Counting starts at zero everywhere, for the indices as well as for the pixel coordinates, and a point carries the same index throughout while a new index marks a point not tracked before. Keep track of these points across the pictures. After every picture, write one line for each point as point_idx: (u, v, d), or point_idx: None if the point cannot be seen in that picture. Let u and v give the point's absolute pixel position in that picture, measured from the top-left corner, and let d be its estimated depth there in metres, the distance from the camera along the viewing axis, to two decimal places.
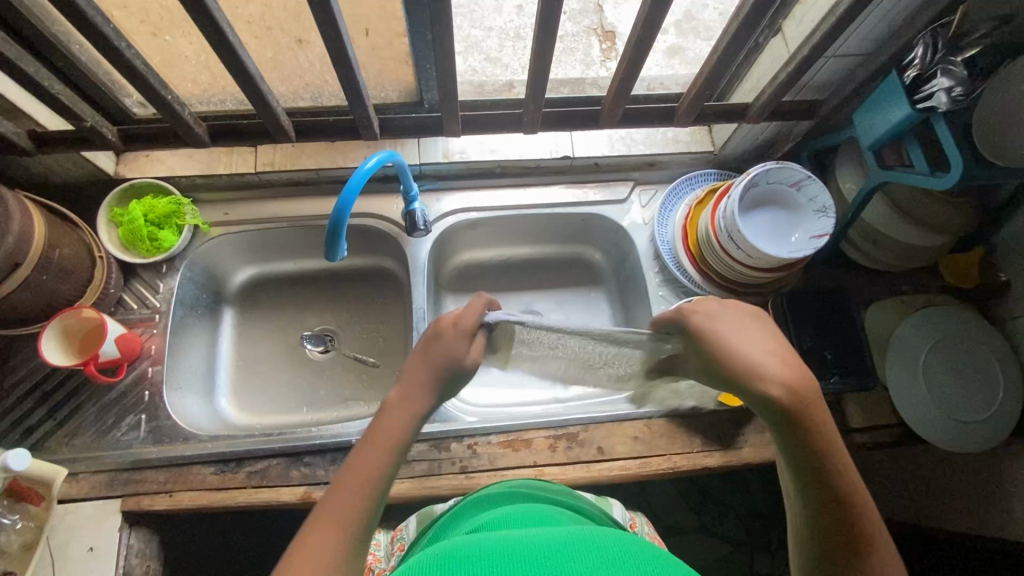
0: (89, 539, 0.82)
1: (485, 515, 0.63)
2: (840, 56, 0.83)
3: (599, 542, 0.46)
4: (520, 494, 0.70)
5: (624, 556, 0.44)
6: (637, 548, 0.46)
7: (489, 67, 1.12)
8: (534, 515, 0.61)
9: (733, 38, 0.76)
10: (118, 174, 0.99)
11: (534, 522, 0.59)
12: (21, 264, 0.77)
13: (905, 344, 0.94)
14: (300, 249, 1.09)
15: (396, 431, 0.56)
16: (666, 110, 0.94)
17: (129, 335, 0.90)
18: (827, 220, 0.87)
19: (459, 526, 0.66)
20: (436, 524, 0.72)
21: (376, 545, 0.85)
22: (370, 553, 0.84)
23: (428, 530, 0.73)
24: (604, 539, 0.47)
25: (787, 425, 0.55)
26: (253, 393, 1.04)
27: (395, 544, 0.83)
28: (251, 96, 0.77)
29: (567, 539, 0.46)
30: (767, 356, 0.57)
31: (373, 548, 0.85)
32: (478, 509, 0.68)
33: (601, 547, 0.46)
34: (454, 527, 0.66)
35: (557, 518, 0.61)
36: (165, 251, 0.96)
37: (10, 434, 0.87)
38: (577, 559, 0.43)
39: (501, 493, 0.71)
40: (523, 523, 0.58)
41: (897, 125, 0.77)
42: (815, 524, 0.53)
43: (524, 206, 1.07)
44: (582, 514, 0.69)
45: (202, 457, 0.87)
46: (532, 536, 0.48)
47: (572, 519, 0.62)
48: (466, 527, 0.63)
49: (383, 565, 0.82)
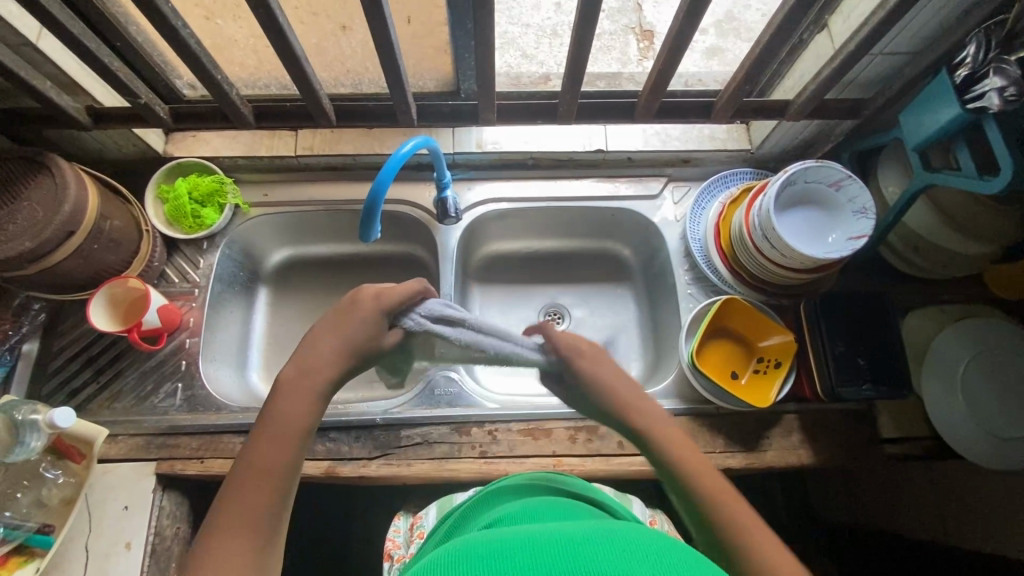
0: (123, 498, 0.86)
1: (502, 509, 0.63)
2: (889, 53, 0.81)
3: (616, 536, 0.46)
4: (540, 485, 0.70)
5: (642, 548, 0.44)
6: (658, 543, 0.45)
7: (524, 63, 1.13)
8: (556, 509, 0.61)
9: (776, 32, 0.75)
10: (166, 152, 1.03)
11: (552, 517, 0.59)
12: (74, 233, 0.81)
13: (943, 354, 0.92)
14: (333, 233, 1.12)
15: (297, 417, 0.55)
16: (704, 105, 0.93)
17: (170, 307, 0.94)
18: (867, 221, 0.84)
19: (476, 519, 0.66)
20: (453, 516, 0.72)
21: (396, 530, 0.88)
22: (389, 538, 0.87)
23: (446, 521, 0.74)
24: (623, 533, 0.47)
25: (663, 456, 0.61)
26: (282, 369, 1.07)
27: (415, 531, 0.85)
28: (296, 79, 0.79)
29: (586, 535, 0.46)
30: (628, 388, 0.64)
31: (392, 533, 0.87)
32: (495, 502, 0.68)
33: (619, 542, 0.45)
34: (471, 520, 0.66)
35: (578, 513, 0.61)
36: (207, 228, 1.00)
37: (56, 394, 0.92)
38: (595, 555, 0.43)
39: (517, 486, 0.71)
40: (541, 518, 0.58)
41: (946, 125, 0.74)
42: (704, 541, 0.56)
43: (554, 199, 1.08)
44: (603, 507, 0.69)
45: (233, 427, 0.90)
46: (551, 531, 0.48)
47: (590, 513, 0.62)
48: (481, 522, 0.63)
49: (401, 551, 0.85)
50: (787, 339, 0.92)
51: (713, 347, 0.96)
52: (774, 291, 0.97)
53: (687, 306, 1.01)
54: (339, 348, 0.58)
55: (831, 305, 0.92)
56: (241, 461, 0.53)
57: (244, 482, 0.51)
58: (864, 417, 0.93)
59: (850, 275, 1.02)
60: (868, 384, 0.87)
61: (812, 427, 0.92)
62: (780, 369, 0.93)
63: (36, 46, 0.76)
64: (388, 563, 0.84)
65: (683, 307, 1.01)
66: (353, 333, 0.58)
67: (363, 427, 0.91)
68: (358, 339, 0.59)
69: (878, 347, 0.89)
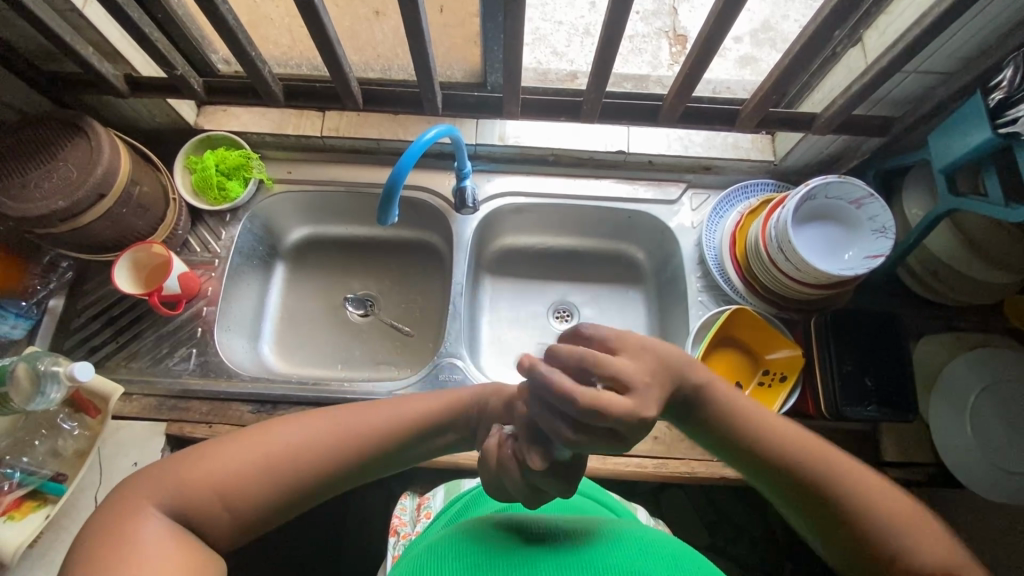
0: (133, 455, 0.89)
1: (511, 500, 0.67)
2: (923, 72, 0.79)
3: (637, 546, 0.52)
4: None
5: (646, 555, 0.50)
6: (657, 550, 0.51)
7: (554, 60, 1.13)
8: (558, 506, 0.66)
9: (808, 43, 0.74)
10: (197, 124, 1.06)
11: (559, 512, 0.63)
12: (105, 195, 0.83)
13: (955, 381, 0.91)
14: (353, 215, 1.14)
15: (441, 405, 0.62)
16: (729, 113, 0.92)
17: (191, 275, 0.97)
18: (885, 242, 0.83)
19: (485, 504, 0.69)
20: (461, 501, 0.74)
21: (402, 508, 0.89)
22: (395, 515, 0.88)
23: (452, 505, 0.76)
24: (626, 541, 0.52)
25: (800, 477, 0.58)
26: (295, 344, 1.10)
27: (422, 510, 0.87)
28: (327, 60, 0.80)
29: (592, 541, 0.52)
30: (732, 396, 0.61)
31: (398, 511, 0.89)
32: None
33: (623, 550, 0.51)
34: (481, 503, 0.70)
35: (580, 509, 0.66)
36: (231, 201, 1.03)
37: (77, 350, 0.96)
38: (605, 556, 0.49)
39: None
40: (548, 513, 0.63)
41: (973, 150, 0.74)
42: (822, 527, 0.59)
43: (571, 196, 1.08)
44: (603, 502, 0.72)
45: (241, 396, 0.93)
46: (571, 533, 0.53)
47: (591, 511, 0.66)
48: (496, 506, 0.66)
49: (407, 529, 0.86)
50: (794, 353, 0.92)
51: (720, 355, 0.96)
52: (786, 304, 0.97)
53: (696, 313, 1.01)
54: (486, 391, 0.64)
55: (843, 323, 0.90)
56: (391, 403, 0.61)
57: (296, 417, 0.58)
58: (868, 439, 0.92)
59: (866, 295, 1.01)
60: (873, 404, 0.86)
61: None
62: (785, 382, 0.93)
63: (81, 13, 0.78)
64: (394, 538, 0.85)
65: (692, 314, 1.01)
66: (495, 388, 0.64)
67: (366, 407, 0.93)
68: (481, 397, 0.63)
69: (886, 369, 0.88)
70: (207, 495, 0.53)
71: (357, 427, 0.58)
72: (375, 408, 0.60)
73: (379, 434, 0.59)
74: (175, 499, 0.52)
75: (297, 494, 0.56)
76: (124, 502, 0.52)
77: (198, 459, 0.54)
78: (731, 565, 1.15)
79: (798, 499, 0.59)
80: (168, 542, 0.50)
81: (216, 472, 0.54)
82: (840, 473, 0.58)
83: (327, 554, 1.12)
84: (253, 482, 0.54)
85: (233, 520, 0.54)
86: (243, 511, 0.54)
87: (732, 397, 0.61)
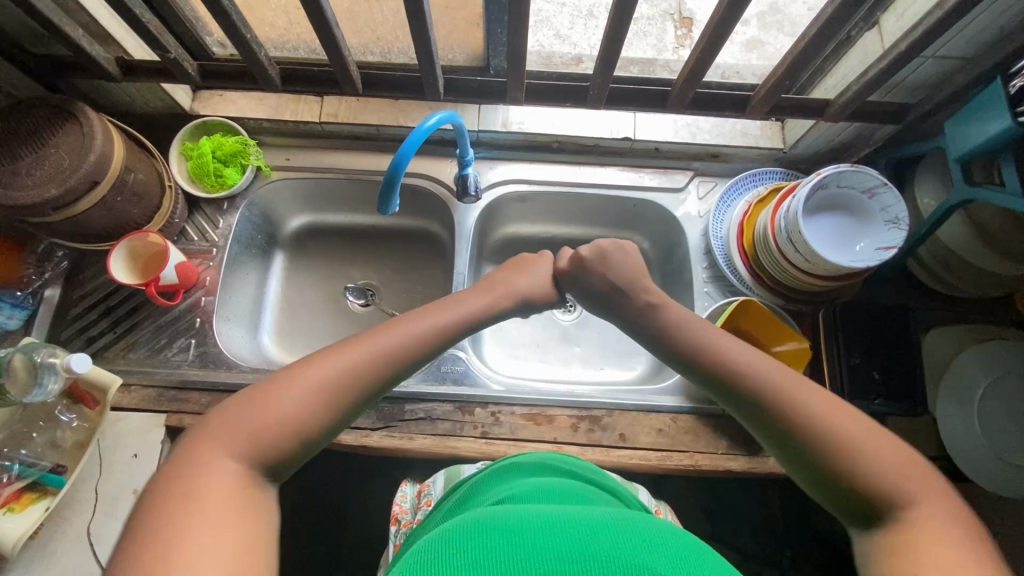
0: (133, 446, 0.88)
1: (514, 486, 0.63)
2: (940, 57, 0.77)
3: (647, 542, 0.48)
4: (554, 466, 0.71)
5: (657, 554, 0.47)
6: (668, 546, 0.48)
7: (557, 43, 1.10)
8: (568, 491, 0.63)
9: (825, 26, 0.71)
10: (193, 109, 1.03)
11: (568, 501, 0.60)
12: (99, 183, 0.81)
13: (964, 374, 0.90)
14: (353, 202, 1.12)
15: (453, 314, 0.75)
16: (740, 99, 0.90)
17: (187, 264, 0.95)
18: (898, 233, 0.81)
19: (486, 492, 0.67)
20: (463, 489, 0.73)
21: (402, 497, 0.89)
22: (395, 504, 0.88)
23: (454, 493, 0.75)
24: (637, 534, 0.49)
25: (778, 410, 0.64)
26: (295, 334, 1.08)
27: (422, 498, 0.85)
28: (324, 43, 0.77)
29: (601, 536, 0.48)
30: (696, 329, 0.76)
31: (398, 499, 0.88)
32: (506, 478, 0.69)
33: (634, 543, 0.48)
34: (481, 493, 0.67)
35: (589, 497, 0.63)
36: (228, 189, 1.01)
37: (75, 340, 0.94)
38: (615, 554, 0.46)
39: (529, 464, 0.71)
40: (557, 500, 0.60)
41: (991, 138, 0.72)
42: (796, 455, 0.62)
43: (575, 184, 1.06)
44: (610, 493, 0.70)
45: (241, 388, 0.91)
46: (579, 526, 0.50)
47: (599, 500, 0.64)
48: (492, 498, 0.63)
49: (407, 517, 0.85)
50: (800, 345, 0.90)
51: None
52: (794, 295, 0.95)
53: (703, 305, 1.00)
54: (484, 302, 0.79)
55: (851, 317, 0.89)
56: (410, 315, 0.72)
57: (321, 353, 0.63)
58: None
59: (875, 287, 0.99)
60: (880, 399, 0.85)
61: None
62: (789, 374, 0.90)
63: None
64: (395, 527, 0.85)
65: (698, 305, 1.00)
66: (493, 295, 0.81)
67: None
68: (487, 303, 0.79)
69: (895, 362, 0.87)
70: (267, 437, 0.57)
71: (396, 340, 0.67)
72: (401, 322, 0.70)
73: (417, 343, 0.69)
74: (241, 447, 0.55)
75: (342, 416, 0.62)
76: (189, 460, 0.54)
77: (257, 405, 0.58)
78: (732, 555, 1.15)
79: (766, 425, 0.65)
80: (240, 489, 0.53)
81: (279, 411, 0.58)
82: (792, 394, 0.64)
83: (329, 542, 1.12)
84: (308, 416, 0.59)
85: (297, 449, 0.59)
86: (297, 447, 0.59)
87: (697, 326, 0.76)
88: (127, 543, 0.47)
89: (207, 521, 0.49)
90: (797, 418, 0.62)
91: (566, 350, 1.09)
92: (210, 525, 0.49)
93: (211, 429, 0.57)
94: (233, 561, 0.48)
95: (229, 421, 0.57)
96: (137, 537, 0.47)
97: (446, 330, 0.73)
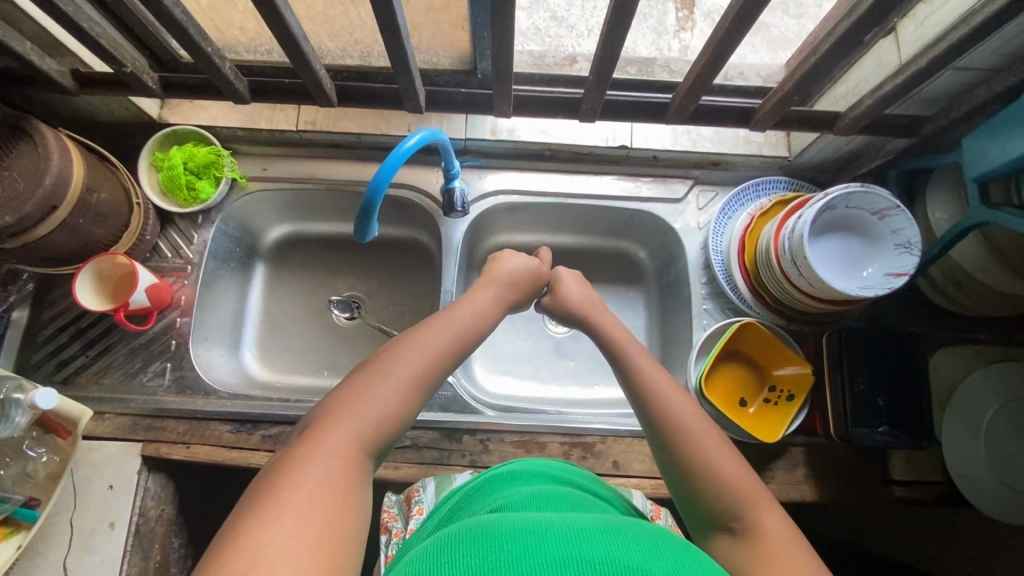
0: (108, 477, 0.85)
1: (506, 496, 0.59)
2: (962, 69, 0.70)
3: (643, 546, 0.45)
4: (552, 471, 0.67)
5: (654, 559, 0.43)
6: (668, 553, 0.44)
7: (552, 26, 0.97)
8: (565, 498, 0.59)
9: (840, 41, 0.65)
10: (161, 117, 0.97)
11: (561, 509, 0.56)
12: (58, 207, 0.76)
13: (969, 399, 0.86)
14: (336, 212, 1.07)
15: (496, 298, 0.76)
16: (744, 111, 0.84)
17: (160, 285, 0.91)
18: (909, 258, 0.76)
19: (477, 504, 0.62)
20: (458, 496, 0.68)
21: (389, 503, 0.82)
22: (384, 511, 0.81)
23: (447, 501, 0.70)
24: (633, 539, 0.45)
25: (657, 419, 0.66)
26: (277, 350, 1.04)
27: (412, 507, 0.79)
28: (292, 56, 0.71)
29: (592, 536, 0.45)
30: (618, 330, 0.78)
31: (387, 506, 0.82)
32: (502, 486, 0.64)
33: (630, 546, 0.44)
34: (475, 504, 0.62)
35: (586, 505, 0.60)
36: (202, 202, 0.95)
37: (46, 365, 0.90)
38: (610, 556, 0.42)
39: (526, 469, 0.66)
40: (552, 508, 0.56)
41: (1013, 159, 0.66)
42: (664, 456, 0.64)
43: (569, 195, 1.01)
44: (611, 502, 0.67)
45: (220, 415, 0.88)
46: (569, 529, 0.46)
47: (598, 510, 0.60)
48: (487, 508, 0.59)
49: (398, 525, 0.79)
50: (804, 370, 0.88)
51: (724, 371, 0.93)
52: (796, 315, 0.92)
53: (701, 323, 0.96)
54: (508, 287, 0.80)
55: (857, 339, 0.84)
56: (462, 301, 0.73)
57: (408, 342, 0.63)
58: (876, 456, 0.89)
59: (881, 304, 0.95)
60: (885, 427, 0.81)
61: (819, 463, 0.88)
62: (794, 402, 0.89)
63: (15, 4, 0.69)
64: (385, 537, 0.78)
65: (696, 323, 0.96)
66: (514, 278, 0.81)
67: None
68: (513, 287, 0.80)
69: (900, 388, 0.83)
70: (371, 424, 0.55)
71: (459, 325, 0.68)
72: (457, 307, 0.71)
73: (478, 328, 0.70)
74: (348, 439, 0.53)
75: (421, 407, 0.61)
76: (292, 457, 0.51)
77: (355, 395, 0.56)
78: None
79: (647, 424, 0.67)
80: (340, 480, 0.50)
81: (375, 400, 0.56)
82: (670, 397, 0.66)
83: None
84: (404, 407, 0.58)
85: (389, 435, 0.57)
86: (390, 437, 0.58)
87: (614, 329, 0.78)
88: (240, 520, 0.45)
89: (319, 504, 0.47)
90: (670, 422, 0.64)
91: (559, 366, 1.05)
92: (321, 509, 0.47)
93: (321, 415, 0.56)
94: (331, 551, 0.45)
95: (336, 406, 0.56)
96: (253, 516, 0.45)
97: (494, 317, 0.74)
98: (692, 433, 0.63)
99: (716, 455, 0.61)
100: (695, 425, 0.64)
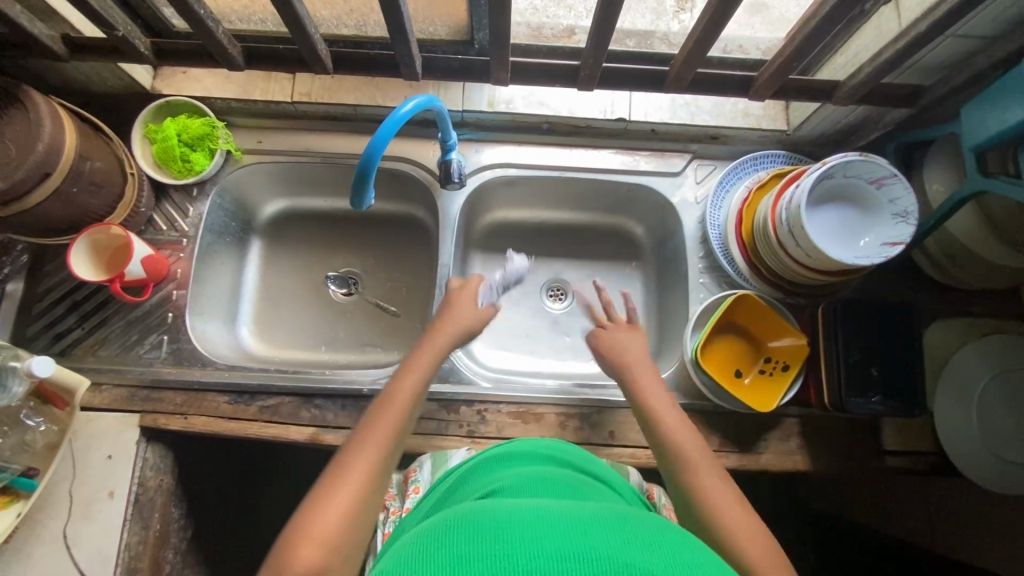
0: (106, 448, 0.85)
1: (499, 479, 0.59)
2: (961, 37, 0.70)
3: (642, 535, 0.44)
4: (546, 454, 0.67)
5: (656, 551, 0.43)
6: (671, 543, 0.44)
7: (551, 3, 0.96)
8: (561, 481, 0.59)
9: (839, 5, 0.64)
10: (154, 88, 0.96)
11: (557, 494, 0.56)
12: (51, 174, 0.75)
13: (963, 369, 0.87)
14: (333, 187, 1.06)
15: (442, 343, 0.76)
16: (743, 79, 0.83)
17: (156, 257, 0.90)
18: (905, 228, 0.76)
19: (472, 485, 0.62)
20: (453, 477, 0.69)
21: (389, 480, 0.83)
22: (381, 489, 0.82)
23: (441, 485, 0.70)
24: (634, 527, 0.45)
25: (681, 474, 0.65)
26: (274, 325, 1.04)
27: (408, 485, 0.80)
28: (286, 20, 0.70)
29: (590, 525, 0.44)
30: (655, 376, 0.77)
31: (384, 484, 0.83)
32: (495, 468, 0.64)
33: (631, 538, 0.44)
34: (471, 483, 0.63)
35: (582, 488, 0.60)
36: (196, 174, 0.94)
37: (42, 337, 0.90)
38: (610, 547, 0.42)
39: (519, 454, 0.66)
40: (548, 491, 0.56)
41: (1011, 127, 0.66)
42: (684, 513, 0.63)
43: (566, 168, 1.00)
44: (605, 483, 0.67)
45: (217, 386, 0.88)
46: (565, 520, 0.45)
47: (594, 492, 0.60)
48: (480, 491, 0.59)
49: (395, 504, 0.80)
50: (799, 342, 0.87)
51: (720, 342, 0.92)
52: (792, 287, 0.92)
53: (698, 296, 0.96)
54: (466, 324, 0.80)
55: (853, 311, 0.85)
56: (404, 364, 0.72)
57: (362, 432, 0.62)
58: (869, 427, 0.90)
59: (877, 278, 0.96)
60: (877, 396, 0.82)
61: (813, 434, 0.89)
62: (788, 373, 0.88)
63: None
64: (382, 514, 0.80)
65: (693, 297, 0.96)
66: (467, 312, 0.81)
67: (348, 396, 0.88)
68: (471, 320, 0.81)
69: (894, 359, 0.84)
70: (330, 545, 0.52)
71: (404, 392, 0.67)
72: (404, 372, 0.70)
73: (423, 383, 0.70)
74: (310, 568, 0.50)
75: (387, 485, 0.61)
76: None
77: (312, 514, 0.53)
78: None
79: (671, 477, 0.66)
80: None
81: (336, 507, 0.54)
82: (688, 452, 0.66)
83: None
84: (369, 499, 0.57)
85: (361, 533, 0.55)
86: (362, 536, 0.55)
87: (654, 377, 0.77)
88: None
89: None
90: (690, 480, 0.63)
91: (556, 341, 1.05)
92: None
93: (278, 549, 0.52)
94: None
95: (295, 528, 0.53)
96: None
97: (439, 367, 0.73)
98: (712, 494, 0.61)
99: (734, 517, 0.58)
100: (717, 488, 0.61)
